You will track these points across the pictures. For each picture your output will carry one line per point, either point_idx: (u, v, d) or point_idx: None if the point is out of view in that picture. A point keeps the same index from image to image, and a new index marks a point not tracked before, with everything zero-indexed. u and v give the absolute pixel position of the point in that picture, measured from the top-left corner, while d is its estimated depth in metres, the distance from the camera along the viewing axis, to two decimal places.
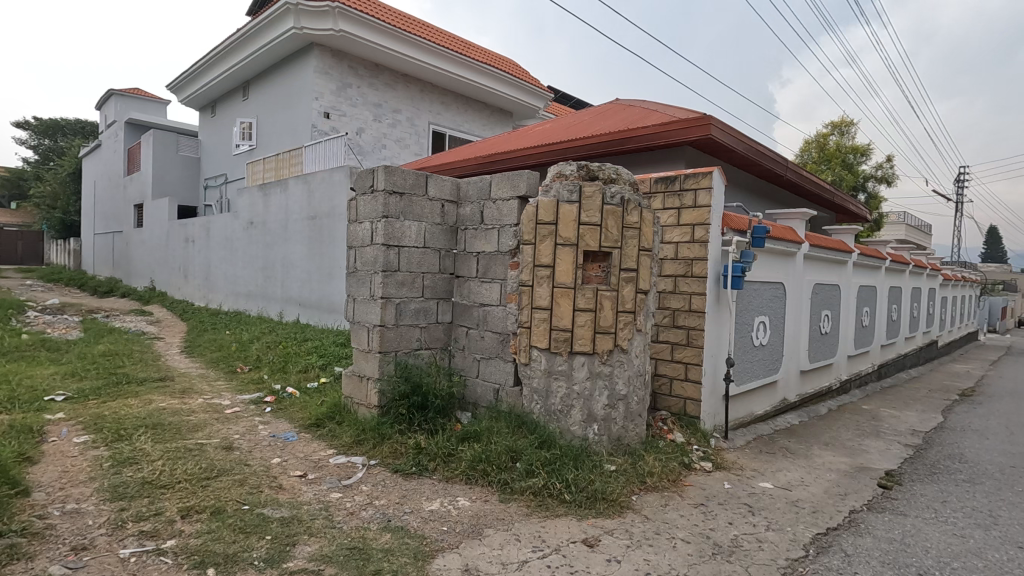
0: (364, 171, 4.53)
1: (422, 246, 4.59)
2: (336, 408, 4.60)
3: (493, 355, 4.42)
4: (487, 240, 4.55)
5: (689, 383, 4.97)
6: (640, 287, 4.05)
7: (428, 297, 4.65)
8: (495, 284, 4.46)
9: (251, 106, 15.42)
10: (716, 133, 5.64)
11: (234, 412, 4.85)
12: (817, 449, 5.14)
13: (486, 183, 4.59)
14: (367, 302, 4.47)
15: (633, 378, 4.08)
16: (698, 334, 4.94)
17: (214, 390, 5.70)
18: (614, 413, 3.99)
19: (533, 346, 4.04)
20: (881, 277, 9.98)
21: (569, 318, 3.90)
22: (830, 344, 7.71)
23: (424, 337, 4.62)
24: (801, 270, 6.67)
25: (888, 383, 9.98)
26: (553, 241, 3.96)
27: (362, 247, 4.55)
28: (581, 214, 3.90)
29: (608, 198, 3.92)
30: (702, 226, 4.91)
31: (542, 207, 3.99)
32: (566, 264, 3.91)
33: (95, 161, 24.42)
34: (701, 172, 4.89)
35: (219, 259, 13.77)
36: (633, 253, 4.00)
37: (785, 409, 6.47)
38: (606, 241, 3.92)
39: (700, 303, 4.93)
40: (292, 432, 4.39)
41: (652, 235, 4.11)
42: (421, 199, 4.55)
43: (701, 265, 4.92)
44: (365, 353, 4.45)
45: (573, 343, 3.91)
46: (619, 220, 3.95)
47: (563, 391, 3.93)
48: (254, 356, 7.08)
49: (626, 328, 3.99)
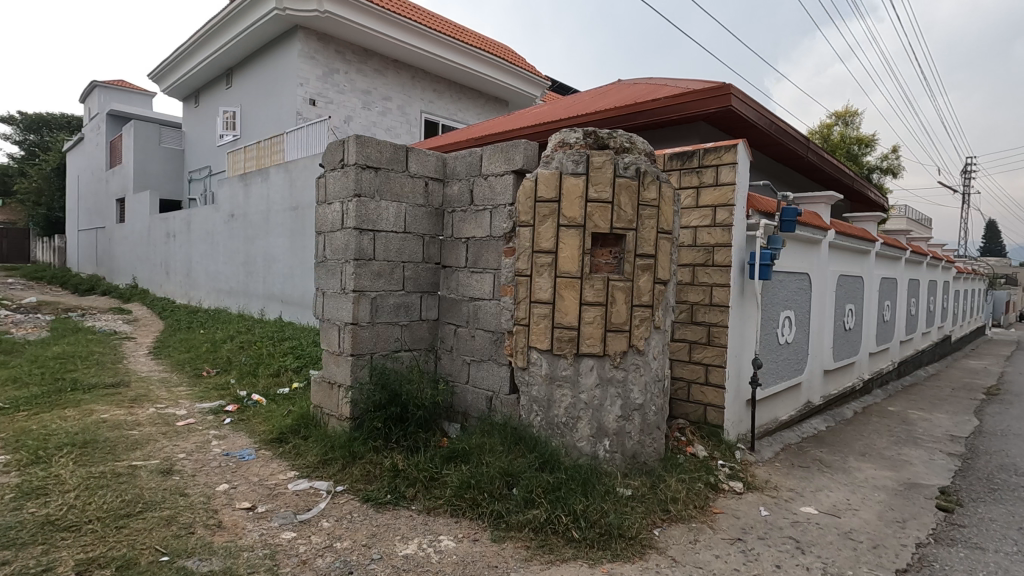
0: (333, 143, 3.88)
1: (402, 231, 3.95)
2: (304, 420, 3.97)
3: (485, 357, 3.80)
4: (477, 223, 3.90)
5: (711, 387, 4.34)
6: (658, 277, 3.42)
7: (409, 290, 4.00)
8: (486, 275, 3.82)
9: (235, 94, 14.70)
10: (736, 105, 5.00)
11: (186, 425, 4.18)
12: (855, 461, 4.53)
13: (477, 157, 3.95)
14: (338, 296, 3.82)
15: (650, 385, 3.44)
16: (720, 330, 4.32)
17: (171, 398, 5.03)
18: (628, 426, 3.36)
19: (531, 347, 3.42)
20: (901, 270, 9.37)
21: (575, 315, 3.27)
22: (853, 341, 7.10)
23: (406, 337, 3.98)
24: (826, 261, 6.06)
25: (908, 382, 9.36)
26: (555, 221, 3.32)
27: (332, 233, 3.89)
28: (589, 189, 3.26)
29: (620, 169, 3.28)
30: (725, 207, 4.28)
31: (542, 181, 3.35)
32: (570, 249, 3.28)
33: (77, 155, 23.67)
34: (726, 145, 4.25)
35: (200, 254, 13.09)
36: (650, 237, 3.36)
37: (810, 414, 5.86)
38: (619, 221, 3.28)
39: (722, 295, 4.31)
40: (249, 449, 3.74)
41: (671, 216, 3.47)
42: (400, 176, 3.91)
43: (724, 253, 4.29)
44: (336, 356, 3.82)
45: (579, 345, 3.28)
46: (634, 195, 3.30)
47: (567, 401, 3.31)
48: (223, 358, 6.39)
49: (642, 325, 3.36)
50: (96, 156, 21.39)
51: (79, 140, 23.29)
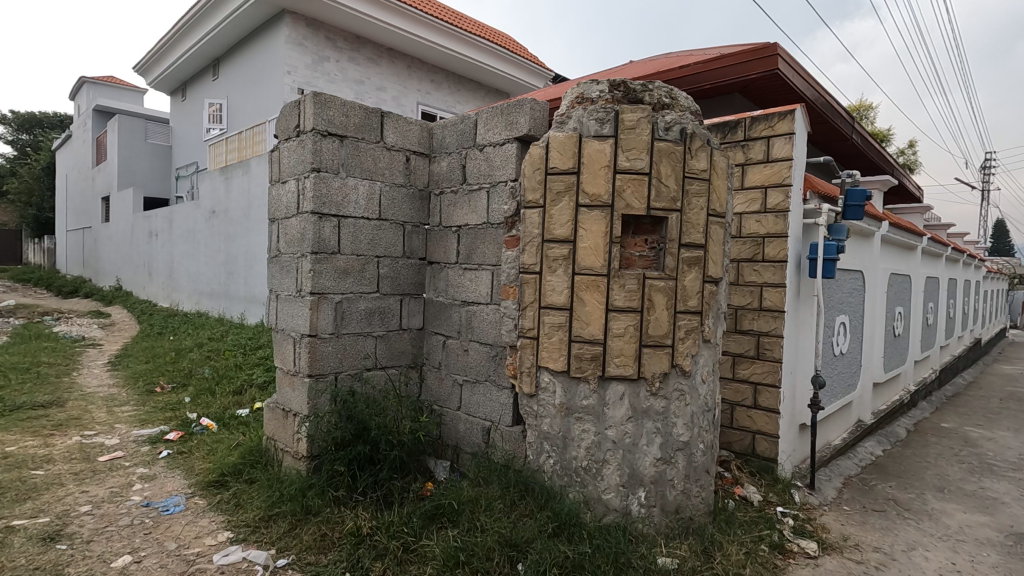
0: (286, 105, 3.05)
1: (376, 217, 3.13)
2: (254, 456, 3.14)
3: (481, 378, 2.99)
4: (471, 208, 3.08)
5: (761, 412, 3.52)
6: (708, 274, 2.58)
7: (385, 293, 3.18)
8: (483, 273, 3.00)
9: (221, 85, 13.90)
10: (782, 70, 4.16)
11: (109, 461, 3.35)
12: (936, 501, 3.70)
13: (470, 124, 3.12)
14: (293, 300, 2.99)
15: (698, 418, 2.62)
16: (771, 341, 3.49)
17: (107, 422, 4.19)
18: (670, 472, 2.55)
19: (541, 367, 2.60)
20: (941, 268, 8.51)
21: (601, 326, 2.46)
22: (901, 349, 6.25)
23: (382, 352, 3.16)
24: (879, 257, 5.21)
25: (952, 392, 8.49)
26: (573, 200, 2.50)
27: (286, 219, 3.06)
28: (619, 156, 2.44)
29: (659, 131, 2.45)
30: (779, 189, 3.45)
31: (556, 146, 2.53)
32: (594, 236, 2.45)
33: (65, 153, 22.89)
34: (781, 111, 3.42)
35: (182, 254, 12.28)
36: (699, 221, 2.53)
37: (863, 435, 5.02)
38: (659, 198, 2.45)
39: (775, 298, 3.48)
40: (178, 497, 2.90)
41: (725, 193, 2.63)
42: (373, 148, 3.09)
43: (778, 245, 3.47)
44: (290, 377, 2.99)
45: (605, 365, 2.47)
46: (680, 163, 2.47)
47: (589, 440, 2.50)
48: (183, 371, 5.56)
49: (689, 338, 2.53)
50: (82, 154, 20.62)
51: (68, 138, 22.52)
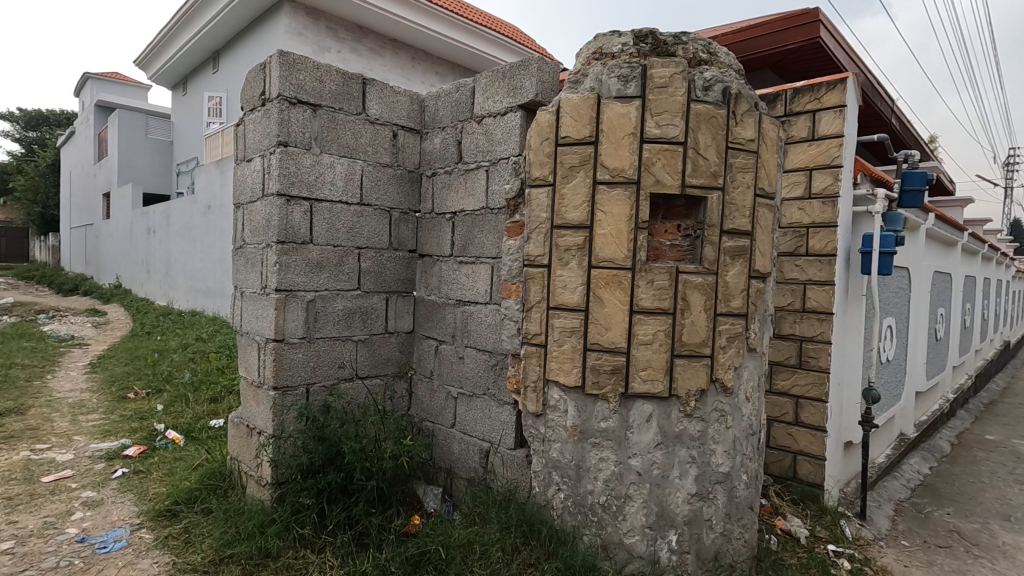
0: (251, 70, 2.60)
1: (357, 202, 2.68)
2: (217, 480, 2.70)
3: (478, 392, 2.55)
4: (468, 190, 2.63)
5: (803, 430, 3.04)
6: (754, 268, 2.11)
7: (367, 290, 2.73)
8: (481, 267, 2.54)
9: (221, 78, 13.52)
10: (823, 39, 3.66)
11: (53, 483, 2.92)
12: (1006, 533, 3.20)
13: (467, 93, 2.66)
14: (257, 298, 2.55)
15: (741, 444, 2.14)
16: (816, 348, 3.02)
17: (65, 434, 3.76)
18: (708, 511, 2.08)
19: (550, 381, 2.14)
20: (978, 267, 7.94)
21: (624, 331, 2.00)
22: (941, 354, 5.73)
23: (363, 359, 2.71)
24: (923, 253, 4.69)
25: (989, 400, 7.93)
26: (589, 177, 2.03)
27: (251, 204, 2.62)
28: (646, 121, 1.97)
29: (697, 91, 1.98)
30: (826, 170, 2.97)
31: (569, 110, 2.06)
32: (615, 221, 1.99)
33: (69, 150, 22.59)
34: (829, 81, 2.94)
35: (178, 251, 11.90)
36: (745, 202, 2.05)
37: (906, 451, 4.52)
38: (696, 173, 1.98)
39: (820, 298, 3.01)
40: (121, 530, 2.46)
41: (774, 170, 2.15)
42: (353, 120, 2.64)
43: (825, 236, 2.99)
44: (254, 388, 2.55)
45: (628, 379, 2.01)
46: (722, 130, 2.00)
47: (608, 471, 2.04)
48: (162, 374, 5.13)
49: (732, 347, 2.06)
50: (85, 151, 20.33)
51: (71, 135, 22.25)
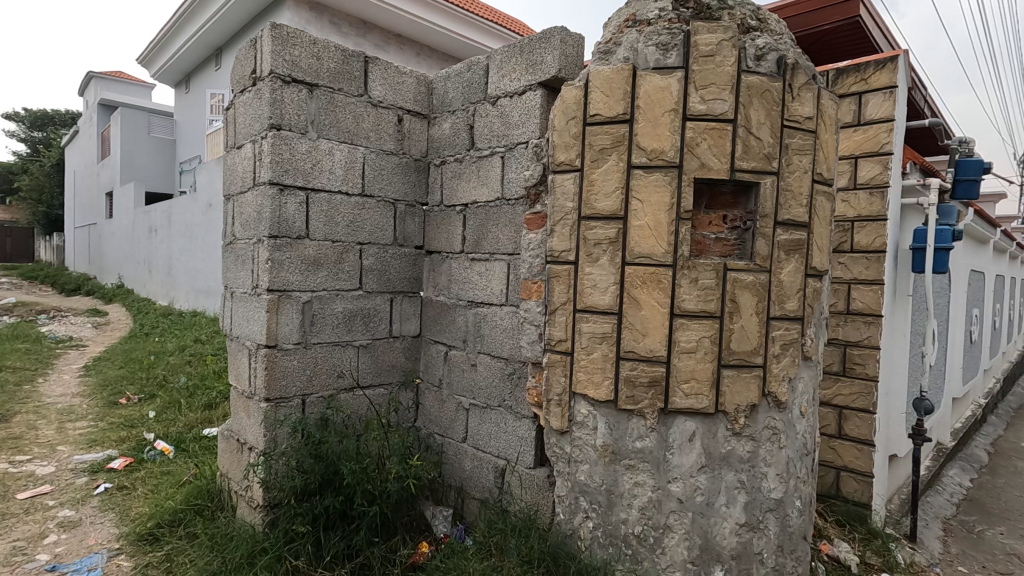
0: (241, 46, 2.35)
1: (358, 193, 2.42)
2: (205, 501, 2.45)
3: (492, 404, 2.29)
4: (480, 179, 2.37)
5: (847, 444, 2.78)
6: (811, 265, 1.84)
7: (370, 291, 2.48)
8: (496, 264, 2.28)
9: (224, 75, 13.29)
10: (863, 19, 3.38)
11: (29, 502, 2.68)
12: None
13: (479, 72, 2.41)
14: (248, 299, 2.30)
15: (795, 466, 1.88)
16: (862, 354, 2.76)
17: (49, 444, 3.53)
18: (759, 544, 1.82)
19: (576, 394, 1.88)
20: (1007, 266, 7.59)
21: (664, 338, 1.73)
22: (975, 357, 5.43)
23: (366, 367, 2.47)
24: (961, 250, 4.41)
25: (1019, 405, 7.59)
26: (622, 161, 1.77)
27: (242, 194, 2.37)
28: (689, 95, 1.70)
29: (748, 60, 1.71)
30: (873, 158, 2.70)
31: (599, 84, 1.80)
32: (654, 211, 1.73)
33: (73, 150, 22.44)
34: (877, 60, 2.66)
35: (180, 250, 11.69)
36: (802, 190, 1.78)
37: (945, 462, 4.23)
38: (747, 156, 1.71)
39: (866, 299, 2.74)
40: (97, 556, 2.22)
41: (833, 153, 1.88)
42: (354, 102, 2.39)
43: (873, 231, 2.71)
44: (244, 399, 2.30)
45: (668, 393, 1.75)
46: (777, 106, 1.73)
47: (645, 498, 1.79)
48: (156, 378, 4.89)
49: (786, 356, 1.80)
50: (88, 150, 20.18)
51: (75, 135, 22.11)
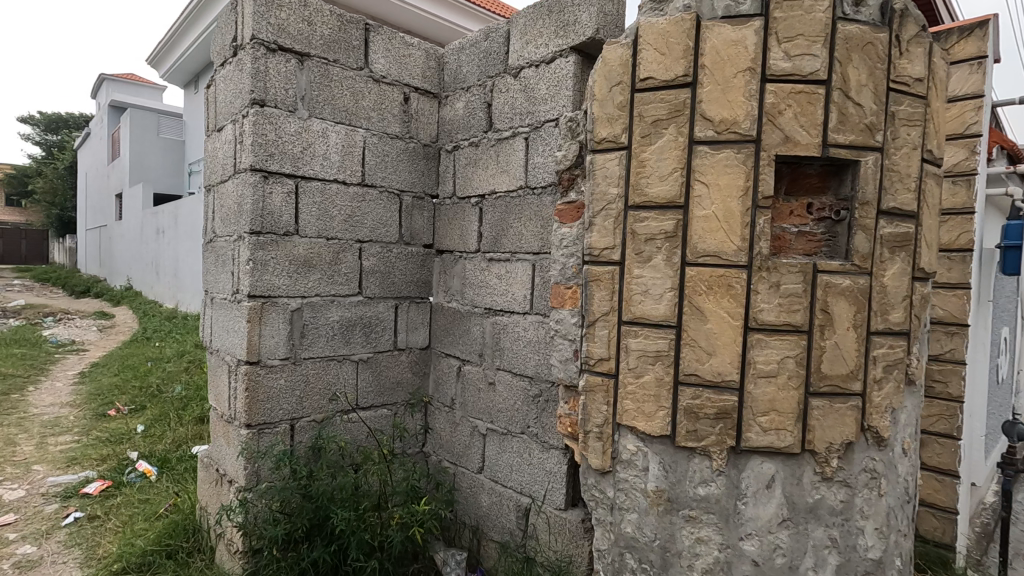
0: (222, 11, 2.02)
1: (358, 183, 2.08)
2: (179, 541, 2.12)
3: (514, 431, 1.94)
4: (500, 166, 2.02)
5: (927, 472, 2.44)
6: (920, 266, 1.46)
7: (371, 297, 2.14)
8: (518, 266, 1.93)
9: None
10: None
11: None
12: None
13: (499, 40, 2.05)
14: (228, 306, 1.97)
15: (897, 516, 1.50)
16: (942, 369, 2.41)
17: (26, 462, 3.22)
18: None
19: (622, 426, 1.52)
20: None
21: (736, 358, 1.37)
22: None
23: (366, 386, 2.12)
24: None
25: None
26: (682, 135, 1.40)
27: (222, 185, 2.03)
28: (770, 49, 1.34)
29: (846, 4, 1.34)
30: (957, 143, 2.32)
31: (651, 41, 1.44)
32: (724, 197, 1.36)
33: (85, 152, 22.39)
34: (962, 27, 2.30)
35: (186, 252, 11.47)
36: (913, 172, 1.41)
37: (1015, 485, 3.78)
38: (845, 126, 1.34)
39: (949, 305, 2.37)
40: None
41: (944, 127, 1.51)
42: (352, 77, 2.05)
43: (957, 227, 2.34)
44: (224, 424, 1.97)
45: (741, 427, 1.38)
46: (882, 63, 1.36)
47: (710, 560, 1.42)
48: (150, 388, 4.58)
49: (889, 381, 1.42)
50: (100, 152, 20.08)
51: (87, 137, 22.06)
